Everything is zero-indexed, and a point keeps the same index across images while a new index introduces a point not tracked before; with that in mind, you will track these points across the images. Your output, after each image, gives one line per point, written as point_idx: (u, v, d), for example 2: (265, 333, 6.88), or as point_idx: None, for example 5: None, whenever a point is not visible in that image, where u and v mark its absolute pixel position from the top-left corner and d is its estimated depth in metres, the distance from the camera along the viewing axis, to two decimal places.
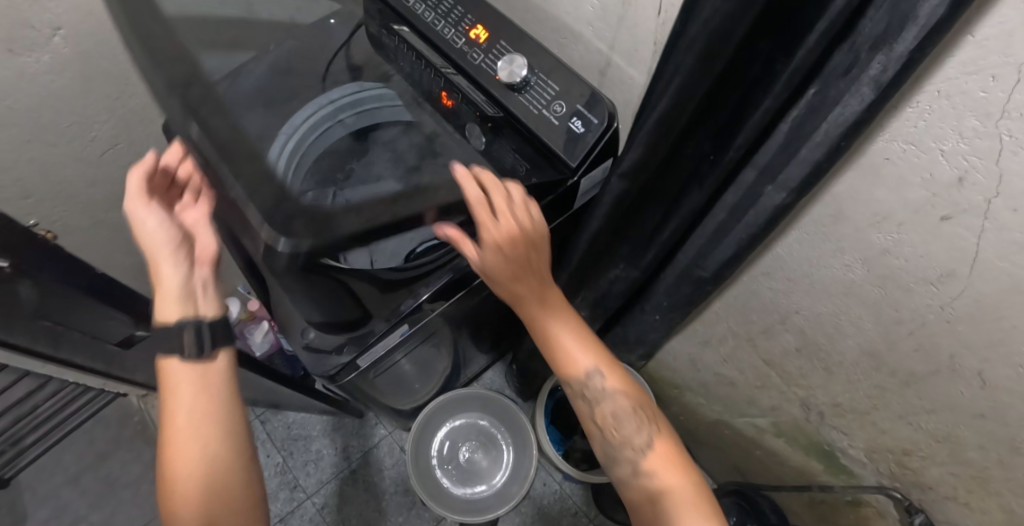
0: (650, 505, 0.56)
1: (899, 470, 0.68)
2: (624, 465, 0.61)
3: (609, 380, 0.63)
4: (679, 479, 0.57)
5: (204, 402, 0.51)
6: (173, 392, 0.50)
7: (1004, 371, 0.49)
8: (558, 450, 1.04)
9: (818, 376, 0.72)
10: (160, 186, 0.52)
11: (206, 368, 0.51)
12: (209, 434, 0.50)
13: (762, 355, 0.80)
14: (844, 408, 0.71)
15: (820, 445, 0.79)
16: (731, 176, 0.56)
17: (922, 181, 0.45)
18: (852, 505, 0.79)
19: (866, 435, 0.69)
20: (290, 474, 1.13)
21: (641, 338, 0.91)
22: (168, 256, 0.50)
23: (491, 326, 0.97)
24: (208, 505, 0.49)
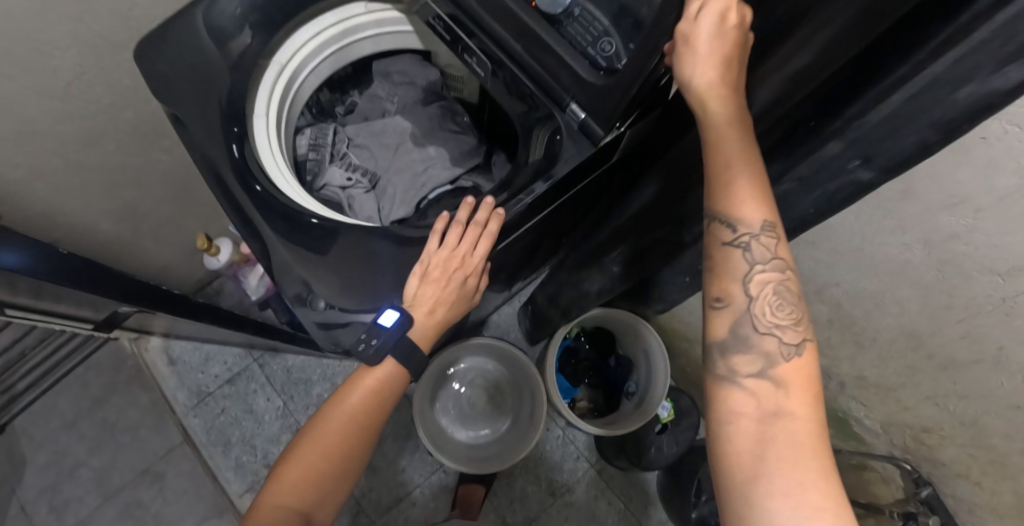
0: (757, 427, 0.36)
1: (914, 444, 0.70)
2: (751, 355, 0.39)
3: (783, 246, 0.41)
4: (814, 410, 0.37)
5: (371, 404, 0.65)
6: (361, 380, 0.65)
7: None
8: (567, 398, 1.05)
9: (847, 349, 0.71)
10: (470, 239, 0.63)
11: (391, 377, 0.66)
12: (355, 442, 0.64)
13: None
14: (869, 382, 0.71)
15: (834, 410, 0.80)
16: (816, 143, 0.46)
17: (1016, 168, 0.40)
18: (854, 467, 0.82)
19: (886, 409, 0.71)
20: (292, 418, 1.07)
21: (665, 292, 0.87)
22: (441, 325, 0.68)
23: (507, 279, 0.92)
24: (311, 500, 0.62)
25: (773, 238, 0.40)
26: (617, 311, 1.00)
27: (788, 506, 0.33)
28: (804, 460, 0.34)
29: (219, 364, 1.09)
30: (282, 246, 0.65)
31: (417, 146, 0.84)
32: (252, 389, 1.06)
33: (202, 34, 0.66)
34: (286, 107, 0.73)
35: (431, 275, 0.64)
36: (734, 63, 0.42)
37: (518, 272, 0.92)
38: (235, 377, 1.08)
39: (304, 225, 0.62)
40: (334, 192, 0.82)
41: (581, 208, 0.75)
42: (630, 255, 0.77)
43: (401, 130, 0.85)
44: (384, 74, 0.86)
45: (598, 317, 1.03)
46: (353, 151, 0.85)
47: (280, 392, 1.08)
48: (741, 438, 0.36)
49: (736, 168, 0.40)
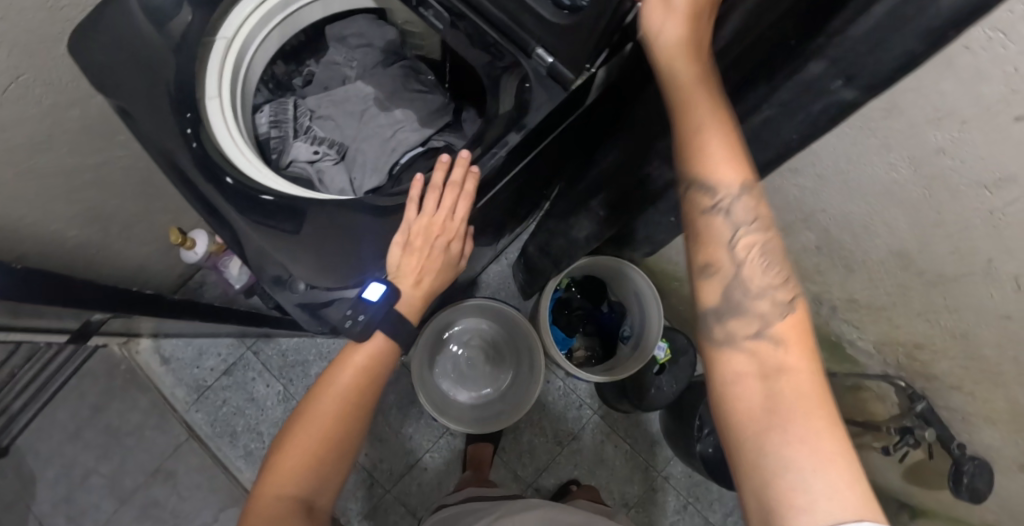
0: (762, 384, 0.34)
1: (908, 361, 0.70)
2: (746, 318, 0.38)
3: (764, 206, 0.39)
4: (814, 365, 0.36)
5: (363, 382, 0.64)
6: (349, 358, 0.64)
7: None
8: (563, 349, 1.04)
9: (836, 274, 0.70)
10: (449, 203, 0.61)
11: (380, 352, 0.65)
12: (350, 424, 0.63)
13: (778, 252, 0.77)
14: (859, 303, 0.71)
15: (826, 335, 0.80)
16: (798, 62, 0.43)
17: (1002, 75, 0.38)
18: (850, 389, 0.83)
19: (878, 328, 0.71)
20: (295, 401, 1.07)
21: (651, 235, 0.86)
22: (431, 293, 0.67)
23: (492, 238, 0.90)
24: (311, 486, 0.60)
25: (754, 198, 0.39)
26: (606, 258, 0.98)
27: (803, 451, 0.31)
28: (812, 410, 0.33)
29: (213, 357, 1.08)
30: (252, 231, 0.61)
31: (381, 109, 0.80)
32: (251, 377, 1.06)
33: (135, 18, 0.61)
34: (241, 87, 0.70)
35: (414, 244, 0.62)
36: (701, 19, 0.40)
37: (502, 229, 0.90)
38: (231, 368, 1.08)
39: (271, 204, 0.60)
40: (303, 168, 0.78)
41: (558, 156, 0.72)
42: (612, 201, 0.75)
43: (364, 95, 0.81)
44: (340, 39, 0.81)
45: (590, 265, 1.00)
46: (319, 123, 0.81)
47: (279, 377, 1.07)
48: (747, 397, 0.34)
49: (706, 130, 0.39)
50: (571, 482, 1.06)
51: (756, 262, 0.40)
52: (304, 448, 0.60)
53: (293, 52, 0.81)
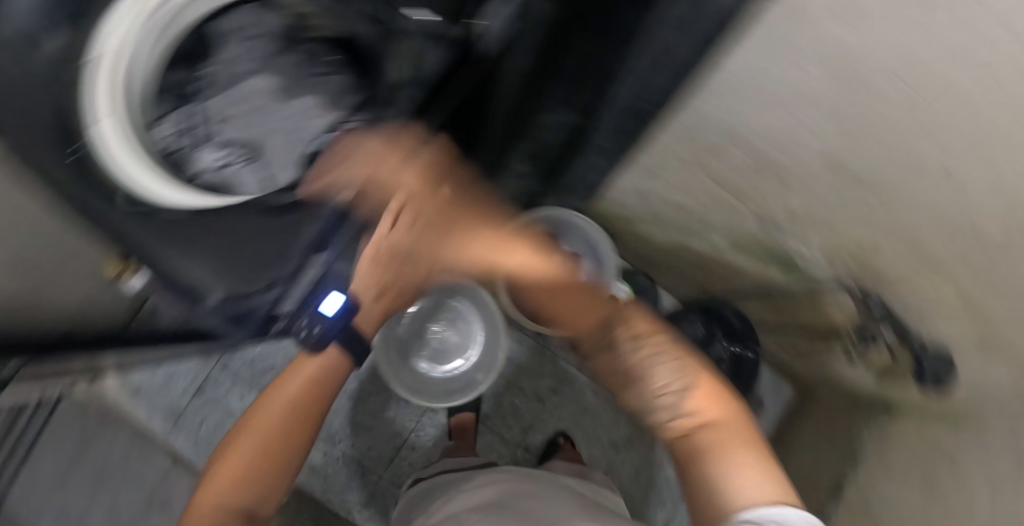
0: (694, 439, 0.47)
1: (857, 265, 0.67)
2: (665, 407, 0.51)
3: (678, 370, 0.52)
4: (728, 411, 0.48)
5: (304, 393, 0.69)
6: (291, 376, 0.70)
7: (999, 162, 0.42)
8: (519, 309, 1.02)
9: (773, 191, 0.67)
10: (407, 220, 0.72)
11: (321, 368, 0.72)
12: (290, 431, 0.66)
13: (715, 176, 0.73)
14: (800, 215, 0.68)
15: (776, 251, 0.76)
16: None
17: None
18: (809, 298, 0.79)
19: (822, 237, 0.68)
20: None
21: (587, 180, 0.82)
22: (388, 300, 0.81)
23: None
24: (248, 497, 0.60)
25: (676, 371, 0.52)
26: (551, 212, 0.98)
27: (736, 469, 0.42)
28: (733, 442, 0.45)
29: (183, 380, 1.07)
30: (157, 243, 0.55)
31: (278, 102, 0.67)
32: (223, 392, 1.05)
33: None
34: (142, 100, 0.52)
35: (379, 257, 0.74)
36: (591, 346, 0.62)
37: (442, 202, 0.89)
38: (203, 387, 1.07)
39: (161, 220, 0.53)
40: (214, 181, 0.64)
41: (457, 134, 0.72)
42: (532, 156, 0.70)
43: (261, 88, 0.65)
44: (236, 31, 0.62)
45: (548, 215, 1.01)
46: (221, 125, 0.64)
47: (252, 386, 1.07)
48: (688, 453, 0.47)
49: (644, 389, 0.53)
50: (561, 434, 1.07)
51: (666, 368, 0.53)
52: (246, 451, 0.62)
53: (183, 51, 0.58)
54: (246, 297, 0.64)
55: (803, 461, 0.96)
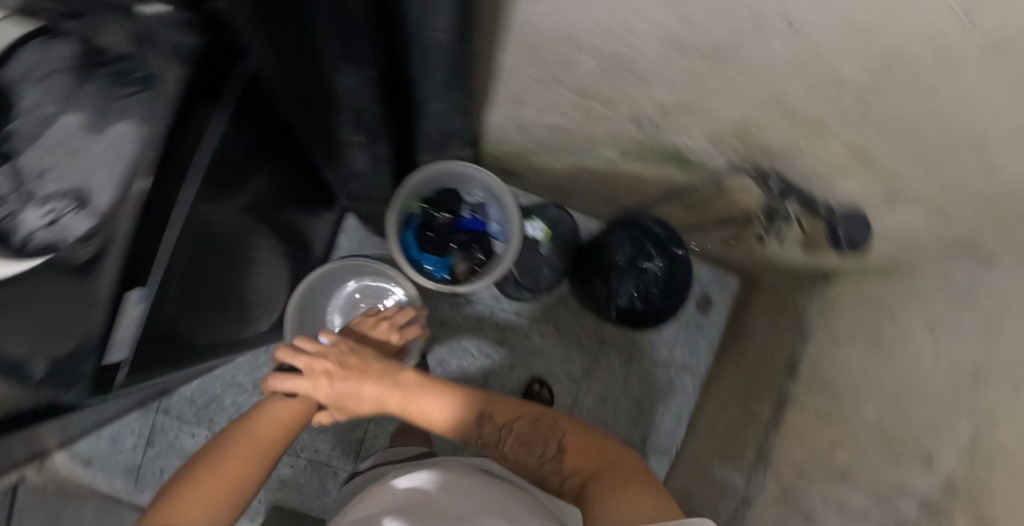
0: (595, 494, 0.53)
1: (744, 144, 0.57)
2: (572, 472, 0.59)
3: (579, 451, 0.60)
4: (628, 467, 0.57)
5: (278, 432, 0.62)
6: (269, 410, 0.64)
7: (864, 17, 0.32)
8: (442, 274, 0.91)
9: (633, 87, 0.56)
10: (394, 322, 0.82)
11: (298, 409, 0.66)
12: (257, 469, 0.57)
13: (574, 87, 0.61)
14: (671, 107, 0.56)
15: (667, 151, 0.65)
16: None
17: None
18: (716, 190, 0.70)
19: (703, 125, 0.57)
20: None
21: (444, 131, 0.70)
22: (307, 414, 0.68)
23: (273, 214, 0.74)
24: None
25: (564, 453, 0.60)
26: (437, 163, 0.84)
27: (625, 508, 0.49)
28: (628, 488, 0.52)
29: (129, 435, 0.99)
30: None
31: (94, 136, 0.42)
32: (171, 437, 0.98)
33: None
34: None
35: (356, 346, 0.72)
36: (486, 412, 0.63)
37: (296, 200, 0.80)
38: (151, 436, 0.99)
39: None
40: (42, 247, 0.40)
41: (253, 128, 0.56)
42: (350, 127, 0.58)
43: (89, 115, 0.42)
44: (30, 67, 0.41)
45: (435, 171, 0.85)
46: (43, 180, 0.42)
47: (200, 422, 1.00)
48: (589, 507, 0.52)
49: (559, 457, 0.60)
50: (535, 382, 0.98)
51: (568, 443, 0.61)
52: (212, 487, 0.52)
53: None
54: (77, 357, 0.47)
55: (758, 343, 0.95)
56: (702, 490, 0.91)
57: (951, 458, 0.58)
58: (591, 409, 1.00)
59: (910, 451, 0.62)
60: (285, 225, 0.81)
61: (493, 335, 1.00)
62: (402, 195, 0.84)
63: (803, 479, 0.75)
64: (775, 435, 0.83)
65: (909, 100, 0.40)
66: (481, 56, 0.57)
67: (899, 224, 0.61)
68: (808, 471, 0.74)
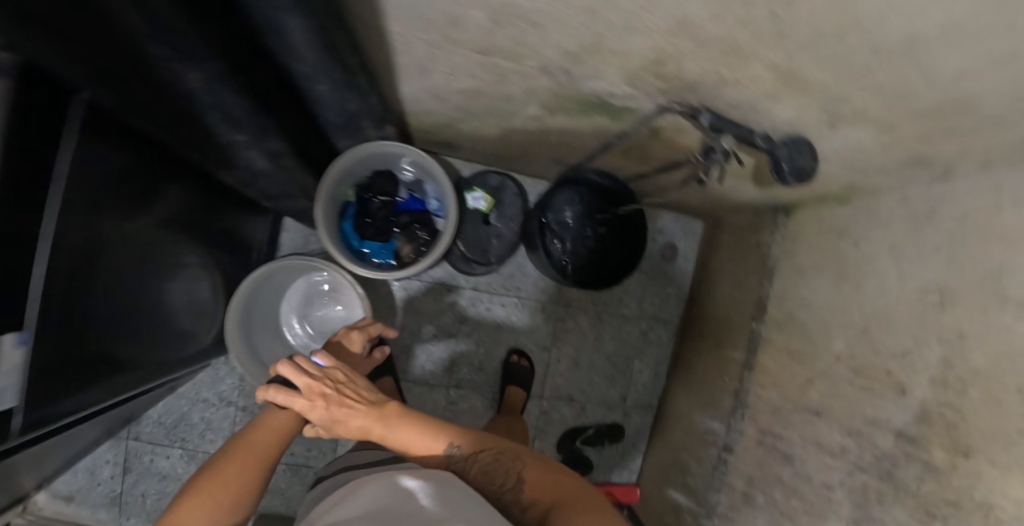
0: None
1: (665, 82, 0.50)
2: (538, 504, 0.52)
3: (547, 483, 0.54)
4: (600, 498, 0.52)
5: (277, 438, 0.59)
6: (268, 414, 0.60)
7: None
8: (386, 260, 0.86)
9: (531, 36, 0.48)
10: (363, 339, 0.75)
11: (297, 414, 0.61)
12: (257, 480, 0.55)
13: (472, 46, 0.53)
14: (578, 53, 0.49)
15: (588, 98, 0.57)
16: None
17: None
18: (650, 134, 0.64)
19: (618, 67, 0.49)
20: (200, 452, 0.98)
21: (347, 115, 0.63)
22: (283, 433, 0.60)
23: (180, 238, 0.68)
24: None
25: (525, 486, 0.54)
26: (360, 146, 0.77)
27: None
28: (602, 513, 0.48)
29: (104, 466, 0.98)
30: None
31: None
32: (146, 461, 0.97)
33: None
34: None
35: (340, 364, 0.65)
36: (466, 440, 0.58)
37: (211, 209, 0.74)
38: (127, 464, 0.97)
39: None
40: None
41: (113, 158, 0.50)
42: (225, 128, 0.51)
43: None
44: None
45: (360, 154, 0.78)
46: None
47: (172, 443, 0.98)
48: None
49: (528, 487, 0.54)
50: (514, 352, 0.95)
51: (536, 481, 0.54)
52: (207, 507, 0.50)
53: None
54: None
55: (725, 287, 0.91)
56: (685, 440, 0.90)
57: (921, 384, 0.55)
58: (565, 374, 0.98)
59: (880, 382, 0.60)
60: (202, 244, 0.75)
61: (452, 316, 0.94)
62: (327, 188, 0.77)
63: (779, 420, 0.73)
64: (749, 379, 0.80)
65: (840, 15, 0.33)
66: (358, 27, 0.49)
67: (851, 145, 0.56)
68: (782, 411, 0.72)
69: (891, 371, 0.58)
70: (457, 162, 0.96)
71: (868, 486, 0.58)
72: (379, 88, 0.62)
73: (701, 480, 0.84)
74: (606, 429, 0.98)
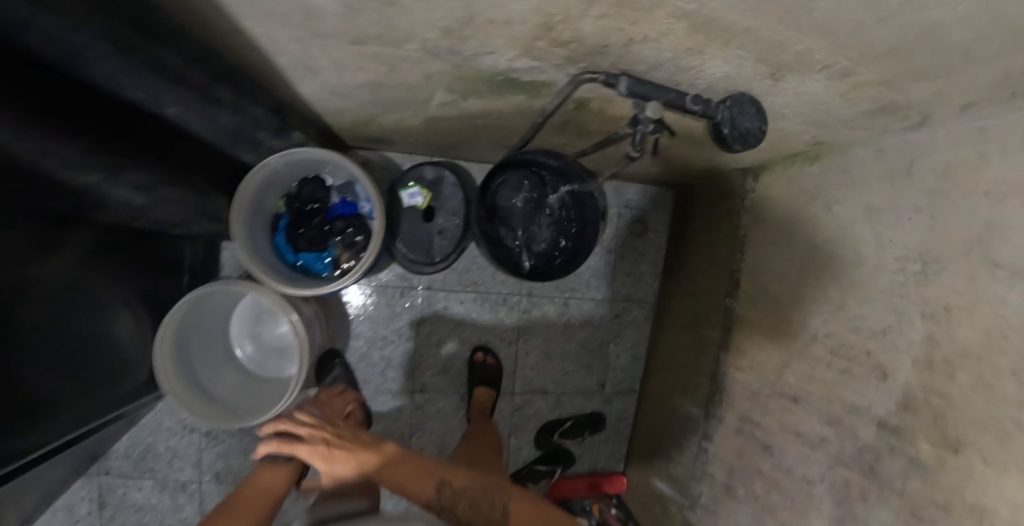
0: None
1: (569, 49, 0.41)
2: None
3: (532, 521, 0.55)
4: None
5: (263, 504, 0.58)
6: (258, 478, 0.61)
7: None
8: (324, 269, 0.79)
9: (396, 16, 0.39)
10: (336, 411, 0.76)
11: (279, 472, 0.62)
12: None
13: (343, 36, 0.45)
14: (457, 28, 0.40)
15: (493, 77, 0.49)
16: None
17: None
18: (578, 108, 0.56)
19: (508, 40, 0.41)
20: (171, 479, 0.96)
21: (231, 128, 0.55)
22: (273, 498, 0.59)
23: (97, 294, 0.61)
24: None
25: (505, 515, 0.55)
26: (275, 155, 0.67)
27: None
28: None
29: (78, 502, 0.95)
30: None
31: None
32: (118, 493, 0.95)
33: None
34: None
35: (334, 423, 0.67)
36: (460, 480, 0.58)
37: (131, 253, 0.66)
38: (100, 497, 0.96)
39: None
40: None
41: None
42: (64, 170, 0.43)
43: None
44: None
45: (278, 163, 0.69)
46: None
47: (142, 473, 0.96)
48: None
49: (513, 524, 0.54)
50: (479, 351, 0.89)
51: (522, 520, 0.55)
52: None
53: None
54: None
55: (698, 261, 0.84)
56: (666, 426, 0.85)
57: (903, 368, 0.48)
58: (537, 366, 0.92)
59: (859, 365, 0.53)
60: (127, 292, 0.67)
61: (409, 318, 0.89)
62: (245, 204, 0.70)
63: (757, 406, 0.66)
64: (726, 361, 0.74)
65: None
66: (193, 26, 0.41)
67: (807, 100, 0.47)
68: (759, 397, 0.66)
69: (870, 353, 0.51)
70: (397, 155, 0.88)
71: (850, 482, 0.52)
72: (262, 92, 0.54)
73: (684, 469, 0.78)
74: (586, 419, 0.94)
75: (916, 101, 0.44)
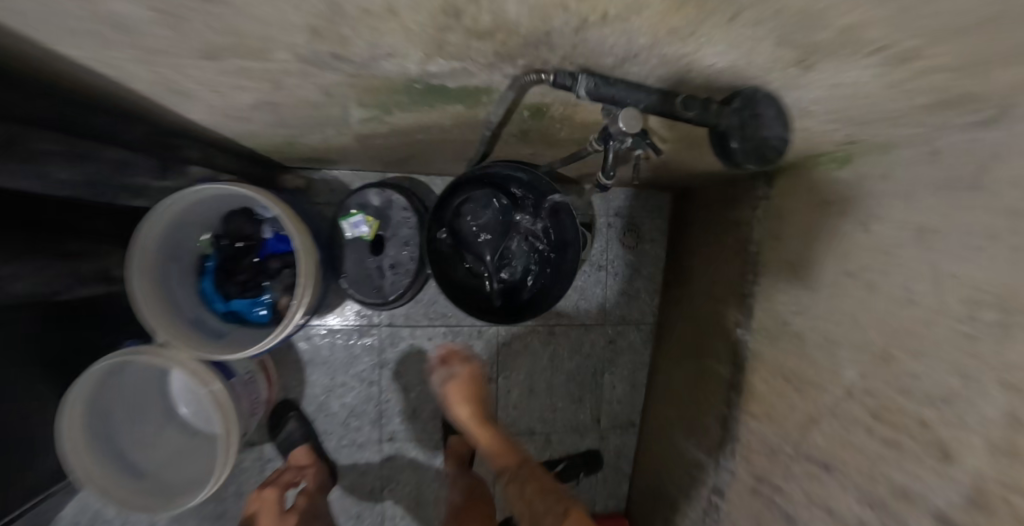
0: None
1: (497, 44, 0.28)
2: None
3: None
4: None
5: None
6: None
7: None
8: (262, 316, 0.67)
9: (234, 15, 0.26)
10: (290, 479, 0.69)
11: None
12: None
13: (192, 48, 0.32)
14: (331, 26, 0.27)
15: (408, 86, 0.36)
16: None
17: None
18: (535, 117, 0.43)
19: (406, 36, 0.28)
20: None
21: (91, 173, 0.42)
22: None
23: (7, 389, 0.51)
24: None
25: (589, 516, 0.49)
26: (179, 193, 0.55)
27: None
28: None
29: None
30: None
31: None
32: None
33: None
34: None
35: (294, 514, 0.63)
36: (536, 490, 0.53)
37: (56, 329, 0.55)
38: None
39: None
40: None
41: None
42: None
43: None
44: None
45: (186, 201, 0.57)
46: None
47: None
48: None
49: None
50: None
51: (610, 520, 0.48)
52: None
53: None
54: None
55: (703, 280, 0.72)
56: (673, 470, 0.74)
57: (977, 451, 0.35)
58: (522, 404, 0.81)
59: (911, 436, 0.40)
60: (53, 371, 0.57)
61: (371, 362, 0.77)
62: (151, 254, 0.57)
63: (777, 465, 0.55)
64: (741, 403, 0.62)
65: None
66: None
67: (844, 92, 0.34)
68: (781, 454, 0.54)
69: (927, 424, 0.39)
70: (344, 175, 0.75)
71: None
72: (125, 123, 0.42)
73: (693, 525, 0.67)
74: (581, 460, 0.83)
75: (1001, 90, 0.30)
